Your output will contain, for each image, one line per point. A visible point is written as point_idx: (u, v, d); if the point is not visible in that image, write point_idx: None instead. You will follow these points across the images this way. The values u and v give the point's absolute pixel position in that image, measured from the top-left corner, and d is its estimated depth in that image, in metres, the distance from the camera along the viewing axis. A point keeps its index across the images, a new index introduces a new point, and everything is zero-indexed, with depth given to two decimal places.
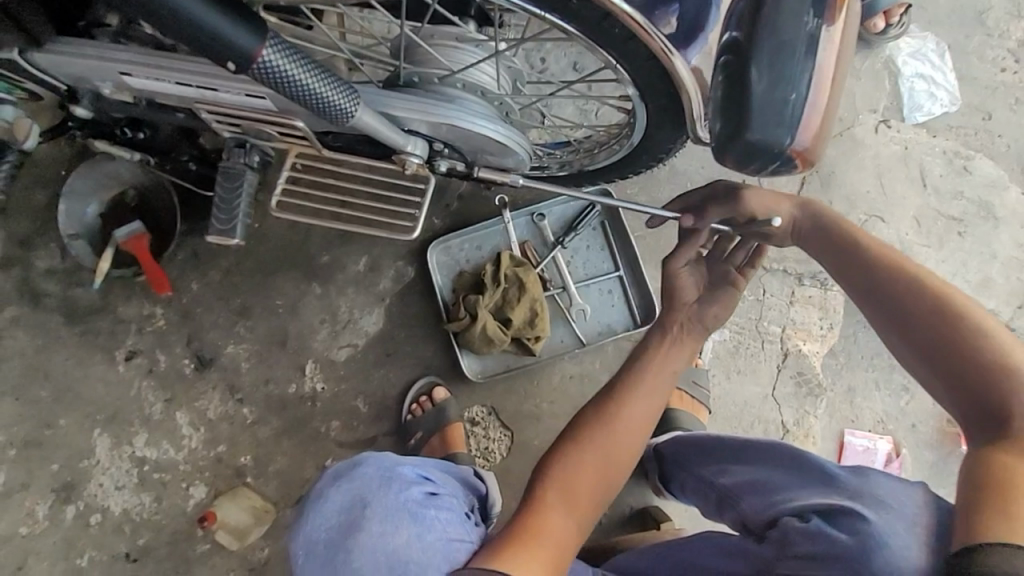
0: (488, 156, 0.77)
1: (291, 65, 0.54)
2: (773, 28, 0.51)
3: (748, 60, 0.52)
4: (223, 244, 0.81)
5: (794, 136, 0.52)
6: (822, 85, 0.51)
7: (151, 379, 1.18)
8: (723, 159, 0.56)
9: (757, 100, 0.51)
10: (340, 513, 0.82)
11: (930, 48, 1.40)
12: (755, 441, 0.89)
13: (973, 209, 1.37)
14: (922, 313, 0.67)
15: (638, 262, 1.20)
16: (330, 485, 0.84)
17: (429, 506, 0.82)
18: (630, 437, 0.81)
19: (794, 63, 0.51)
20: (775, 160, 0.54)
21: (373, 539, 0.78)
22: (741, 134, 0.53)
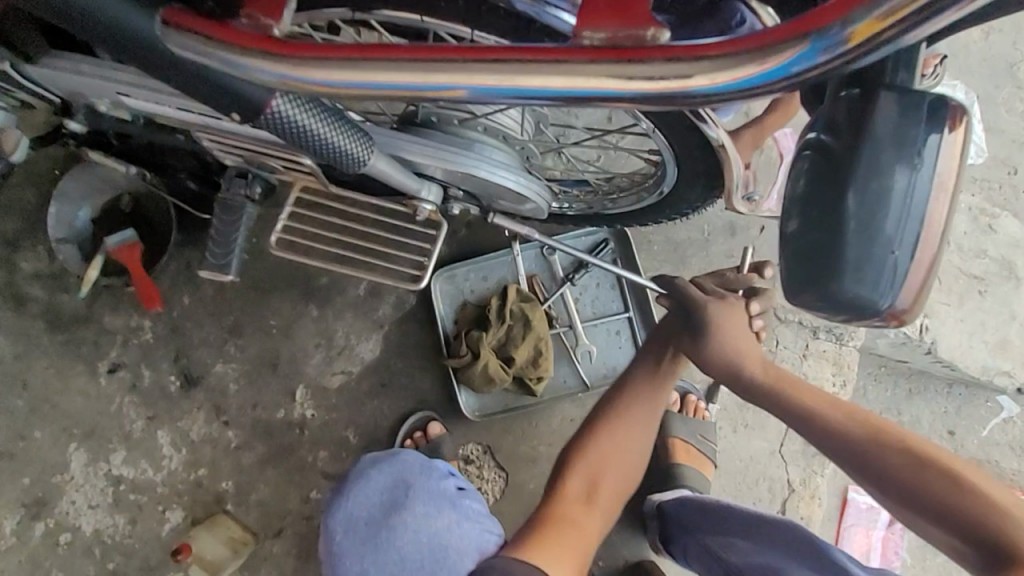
0: (504, 202, 0.73)
1: (304, 116, 0.48)
2: (879, 156, 0.36)
3: (844, 176, 0.36)
4: (217, 279, 0.77)
5: (892, 295, 0.36)
6: (929, 238, 0.36)
7: (133, 396, 1.13)
8: (789, 302, 0.40)
9: (850, 236, 0.36)
10: (382, 493, 0.89)
11: (959, 97, 1.37)
12: (768, 515, 0.84)
13: (995, 268, 1.33)
14: (898, 459, 0.73)
15: (648, 304, 1.16)
16: (371, 468, 0.91)
17: (465, 497, 0.91)
18: (635, 440, 0.93)
19: (900, 204, 0.35)
20: (864, 315, 0.38)
21: (415, 520, 0.86)
22: (830, 284, 0.36)
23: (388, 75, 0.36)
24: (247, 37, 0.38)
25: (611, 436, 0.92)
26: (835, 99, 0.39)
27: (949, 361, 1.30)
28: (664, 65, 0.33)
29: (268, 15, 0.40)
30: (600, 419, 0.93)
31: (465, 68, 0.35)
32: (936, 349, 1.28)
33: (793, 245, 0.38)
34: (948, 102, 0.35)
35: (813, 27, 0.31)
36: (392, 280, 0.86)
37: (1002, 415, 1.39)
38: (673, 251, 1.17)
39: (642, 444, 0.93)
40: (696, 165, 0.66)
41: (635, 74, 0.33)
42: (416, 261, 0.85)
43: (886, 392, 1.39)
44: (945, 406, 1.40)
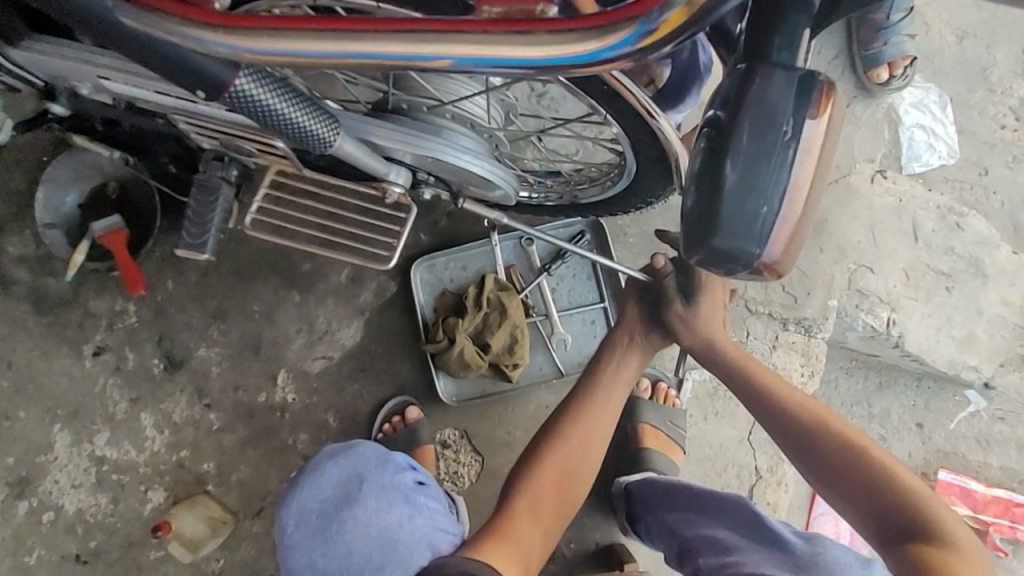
0: (472, 187, 0.76)
1: (268, 95, 0.53)
2: (758, 119, 0.40)
3: (725, 145, 0.41)
4: (192, 258, 0.80)
5: (764, 245, 0.41)
6: (798, 194, 0.40)
7: (117, 378, 1.15)
8: (689, 262, 0.44)
9: (728, 196, 0.40)
10: (336, 486, 0.92)
11: (932, 99, 1.40)
12: (712, 490, 0.88)
13: (962, 265, 1.36)
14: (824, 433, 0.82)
15: (623, 295, 1.19)
16: (328, 461, 0.93)
17: (420, 492, 0.94)
18: (591, 445, 0.95)
19: (772, 167, 0.40)
20: (737, 269, 0.43)
21: (366, 513, 0.89)
22: (706, 238, 0.41)
23: (375, 46, 0.40)
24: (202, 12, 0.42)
25: (568, 439, 0.94)
26: (727, 75, 0.43)
27: (917, 355, 1.34)
28: (551, 35, 0.39)
29: None
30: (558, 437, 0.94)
31: (435, 37, 0.39)
32: (904, 342, 1.32)
33: (690, 213, 0.42)
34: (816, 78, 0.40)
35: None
36: (364, 263, 0.88)
37: (969, 408, 1.43)
38: (648, 243, 1.20)
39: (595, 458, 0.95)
40: (653, 152, 0.69)
41: (525, 44, 0.39)
42: (388, 246, 0.88)
43: (857, 385, 1.43)
44: (914, 399, 1.43)
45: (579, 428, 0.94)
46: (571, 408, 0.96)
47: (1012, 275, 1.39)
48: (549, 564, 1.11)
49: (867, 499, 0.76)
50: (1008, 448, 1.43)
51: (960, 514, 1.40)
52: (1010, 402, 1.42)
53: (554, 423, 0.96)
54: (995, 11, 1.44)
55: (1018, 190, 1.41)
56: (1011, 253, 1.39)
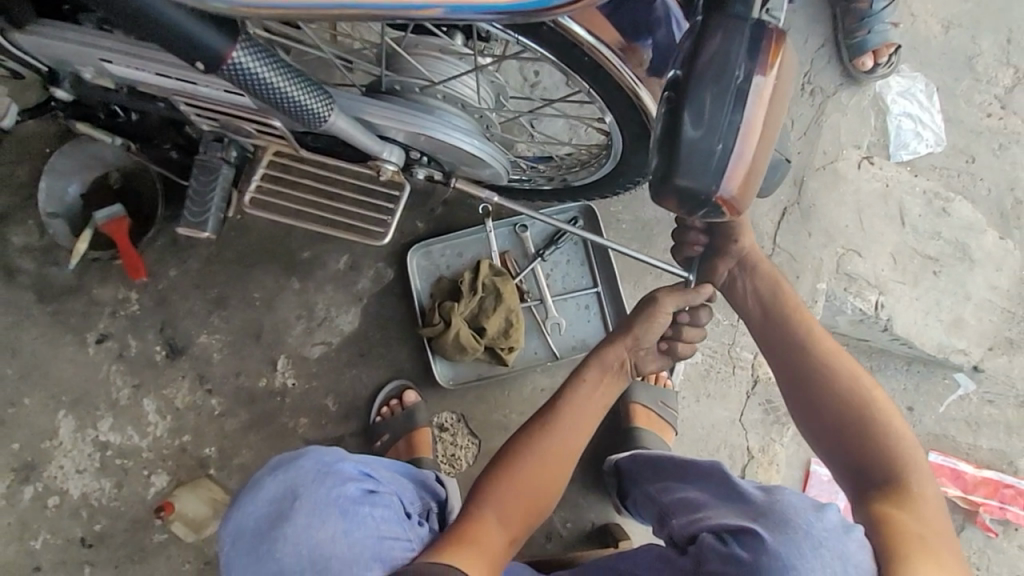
0: (464, 167, 0.78)
1: (261, 67, 0.55)
2: (713, 69, 0.45)
3: (683, 103, 0.45)
4: (193, 237, 0.82)
5: (720, 182, 0.46)
6: (750, 131, 0.45)
7: (120, 364, 1.18)
8: (660, 206, 0.49)
9: (688, 145, 0.45)
10: (270, 503, 0.79)
11: (918, 88, 1.43)
12: (694, 459, 0.88)
13: (949, 250, 1.39)
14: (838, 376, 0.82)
15: (616, 279, 1.21)
16: (267, 475, 0.81)
17: (365, 503, 0.81)
18: (570, 450, 0.88)
19: (724, 117, 0.45)
20: (700, 209, 0.48)
21: (297, 532, 0.76)
22: (671, 179, 0.46)
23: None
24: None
25: (550, 441, 0.87)
26: (687, 31, 0.48)
27: (906, 338, 1.36)
28: None
29: None
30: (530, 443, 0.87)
31: None
32: (893, 326, 1.34)
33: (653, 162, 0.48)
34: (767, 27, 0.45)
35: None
36: (359, 241, 0.89)
37: (959, 392, 1.46)
38: (640, 229, 1.23)
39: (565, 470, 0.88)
40: (637, 130, 0.72)
41: None
42: (383, 225, 0.90)
43: None
44: (904, 383, 1.45)
45: (559, 432, 0.88)
46: (560, 405, 0.90)
47: (998, 260, 1.42)
48: (546, 543, 1.13)
49: (847, 442, 0.79)
50: (997, 430, 1.45)
51: (951, 495, 1.42)
52: (999, 385, 1.45)
53: (536, 423, 0.90)
54: (980, 2, 1.47)
55: (1005, 177, 1.44)
56: (997, 238, 1.42)
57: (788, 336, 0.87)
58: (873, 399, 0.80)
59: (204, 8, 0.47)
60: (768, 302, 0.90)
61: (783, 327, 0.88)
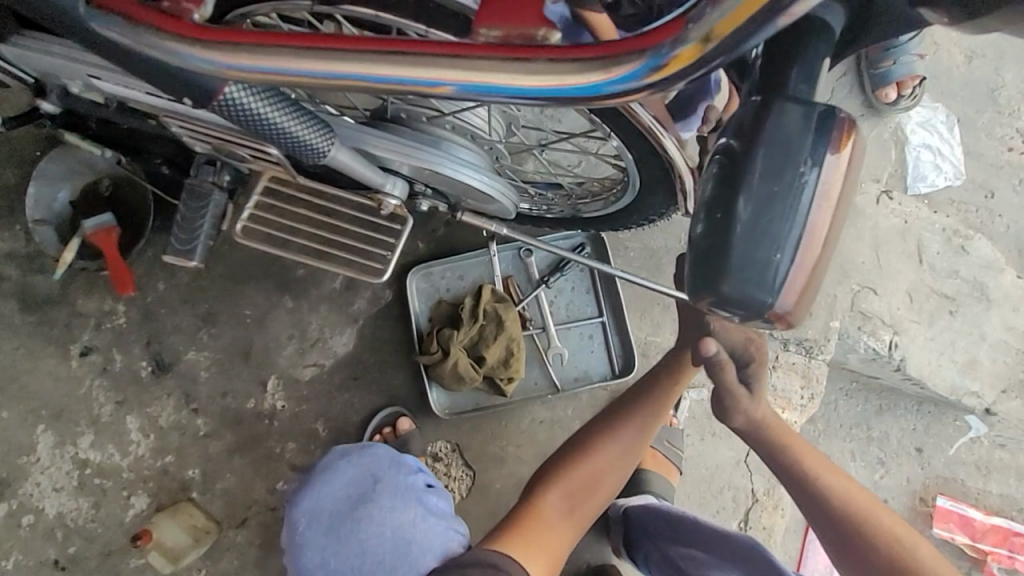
0: (470, 201, 0.74)
1: (256, 102, 0.50)
2: (777, 150, 0.38)
3: (737, 184, 0.39)
4: (182, 265, 0.79)
5: (776, 295, 0.38)
6: (814, 240, 0.38)
7: (103, 379, 1.13)
8: (695, 307, 0.41)
9: (738, 236, 0.38)
10: (349, 486, 0.91)
11: (939, 120, 1.39)
12: (727, 532, 0.85)
13: (966, 288, 1.35)
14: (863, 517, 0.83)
15: (622, 309, 1.17)
16: (341, 461, 0.92)
17: (431, 494, 0.92)
18: (636, 441, 0.97)
19: (784, 212, 0.38)
20: (747, 317, 0.40)
21: (379, 512, 0.88)
22: (715, 282, 0.39)
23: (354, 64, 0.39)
24: (180, 24, 0.41)
25: (619, 433, 0.96)
26: (742, 106, 0.42)
27: (918, 379, 1.32)
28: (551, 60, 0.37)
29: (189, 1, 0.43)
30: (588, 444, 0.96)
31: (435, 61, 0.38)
32: (905, 366, 1.29)
33: (698, 248, 0.40)
34: (838, 116, 0.38)
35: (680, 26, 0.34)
36: (356, 275, 0.85)
37: (970, 434, 1.41)
38: (649, 258, 1.18)
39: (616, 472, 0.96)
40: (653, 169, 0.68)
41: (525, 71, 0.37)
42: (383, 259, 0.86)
43: (856, 407, 1.41)
44: (914, 423, 1.41)
45: (627, 427, 0.96)
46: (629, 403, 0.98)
47: (1016, 300, 1.37)
48: None
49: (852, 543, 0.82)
50: (1007, 475, 1.41)
51: (957, 542, 1.38)
52: (1012, 429, 1.40)
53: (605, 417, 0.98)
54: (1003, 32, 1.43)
55: None
56: (1016, 278, 1.38)
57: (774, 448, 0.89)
58: (896, 534, 0.82)
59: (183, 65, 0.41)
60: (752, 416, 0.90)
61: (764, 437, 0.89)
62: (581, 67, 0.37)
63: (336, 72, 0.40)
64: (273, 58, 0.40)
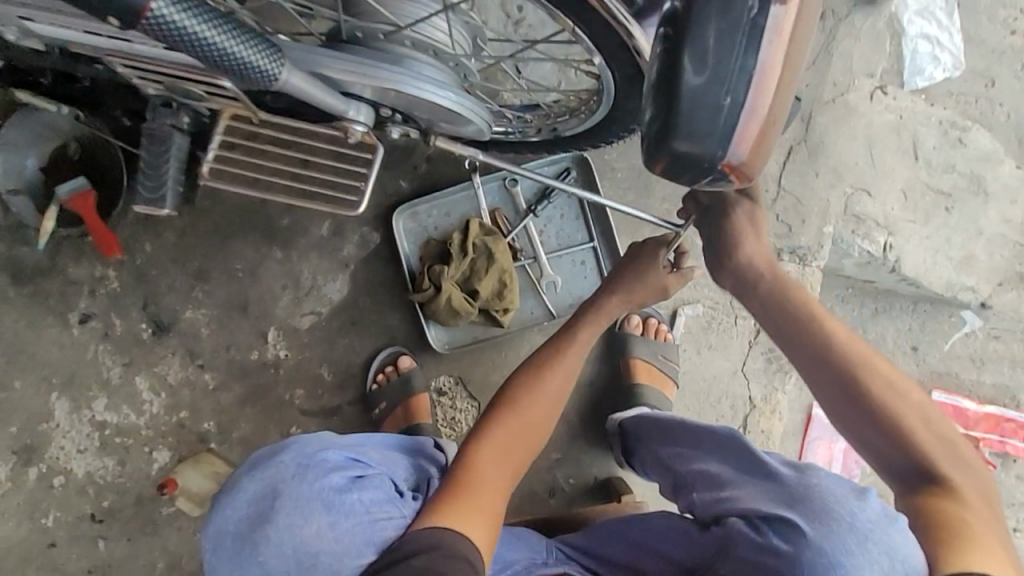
0: (443, 124, 0.72)
1: (195, 22, 0.48)
2: (711, 4, 0.46)
3: (680, 44, 0.46)
4: (154, 214, 0.77)
5: (727, 147, 0.47)
6: (766, 84, 0.46)
7: (107, 344, 1.15)
8: (655, 168, 0.50)
9: (689, 93, 0.46)
10: (249, 504, 0.74)
11: (938, 5, 1.30)
12: (710, 427, 0.87)
13: (963, 183, 1.32)
14: (854, 357, 0.73)
15: (613, 232, 1.16)
16: (245, 475, 0.76)
17: (351, 491, 0.75)
18: (569, 380, 0.90)
19: (734, 55, 0.45)
20: (706, 174, 0.49)
21: (279, 533, 0.71)
22: (669, 143, 0.47)
23: None
24: None
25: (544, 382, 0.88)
26: None
27: (913, 279, 1.32)
28: None
29: None
30: (525, 377, 0.89)
31: None
32: (901, 266, 1.29)
33: (649, 128, 0.49)
34: None
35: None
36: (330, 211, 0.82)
37: (964, 329, 1.45)
38: (637, 178, 1.16)
39: (561, 401, 0.89)
40: (625, 67, 0.65)
41: None
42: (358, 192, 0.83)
43: (853, 312, 1.43)
44: (910, 323, 1.44)
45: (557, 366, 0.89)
46: (555, 345, 0.92)
47: (1013, 192, 1.36)
48: (550, 500, 1.13)
49: (882, 429, 0.71)
50: (1001, 365, 1.45)
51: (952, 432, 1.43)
52: (1007, 321, 1.43)
53: (538, 359, 0.91)
54: None
55: None
56: (1013, 168, 1.35)
57: (800, 325, 0.77)
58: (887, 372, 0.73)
59: None
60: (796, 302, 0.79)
61: (786, 313, 0.78)
62: None
63: None
64: None
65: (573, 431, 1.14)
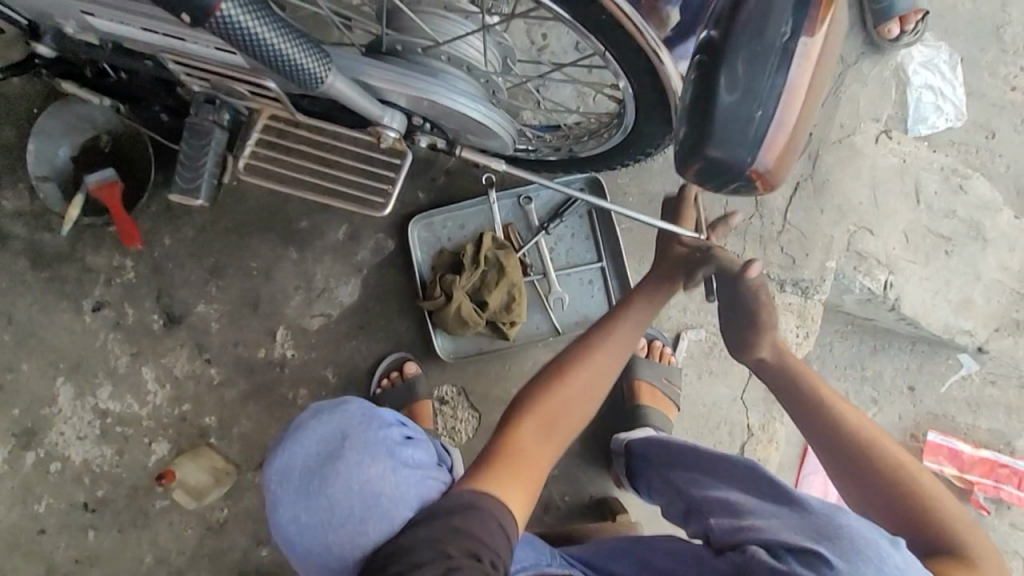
0: (470, 136, 0.75)
1: (255, 23, 0.51)
2: (747, 31, 0.49)
3: (720, 63, 0.50)
4: (187, 204, 0.81)
5: (755, 154, 0.50)
6: (793, 102, 0.49)
7: (117, 332, 1.17)
8: (686, 174, 0.53)
9: (723, 110, 0.49)
10: (318, 443, 0.81)
11: (942, 59, 1.36)
12: (728, 456, 0.87)
13: (963, 229, 1.36)
14: (872, 448, 0.83)
15: (621, 254, 1.18)
16: (311, 418, 0.83)
17: (408, 447, 0.83)
18: (613, 366, 0.92)
19: (764, 76, 0.49)
20: (734, 179, 0.52)
21: (348, 468, 0.78)
22: (703, 148, 0.50)
23: None
24: None
25: (579, 373, 0.90)
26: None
27: (912, 318, 1.35)
28: None
29: None
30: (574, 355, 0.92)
31: None
32: (900, 305, 1.32)
33: (683, 140, 0.52)
34: None
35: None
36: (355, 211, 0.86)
37: (961, 371, 1.47)
38: (648, 202, 1.19)
39: (603, 383, 0.92)
40: (648, 92, 0.69)
41: None
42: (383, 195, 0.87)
43: (851, 348, 1.45)
44: (907, 363, 1.46)
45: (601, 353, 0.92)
46: (597, 336, 0.94)
47: (1011, 240, 1.40)
48: (545, 515, 1.13)
49: (901, 502, 0.79)
50: (996, 410, 1.47)
51: (947, 474, 1.44)
52: (1003, 367, 1.46)
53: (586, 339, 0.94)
54: None
55: None
56: (1011, 217, 1.39)
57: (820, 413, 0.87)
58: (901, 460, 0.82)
59: None
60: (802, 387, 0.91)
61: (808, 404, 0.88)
62: None
63: None
64: None
65: (572, 447, 1.14)
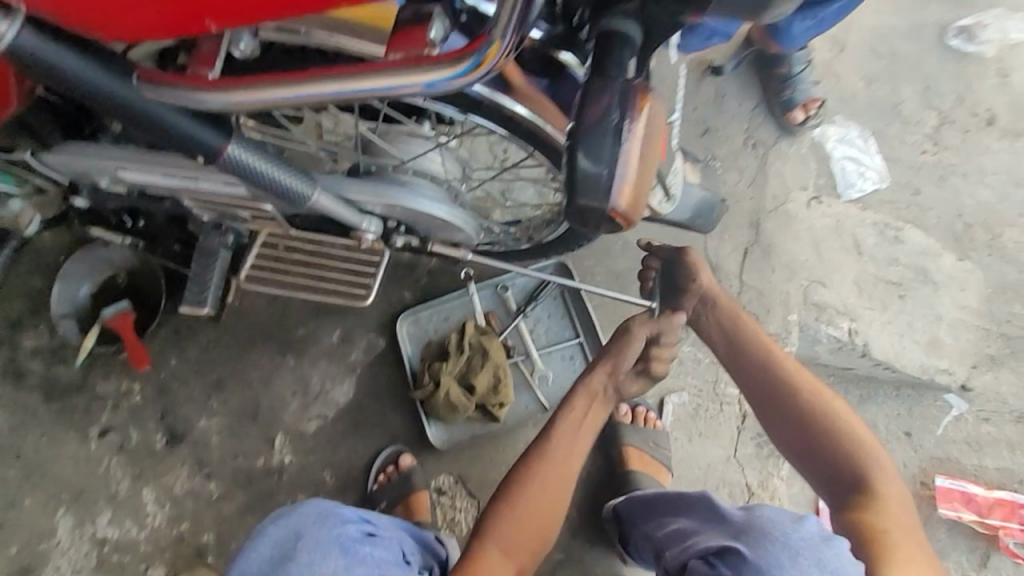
0: (439, 233, 0.88)
1: (252, 159, 0.64)
2: None
3: None
4: (195, 312, 0.92)
5: None
6: None
7: (121, 456, 1.20)
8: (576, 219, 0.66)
9: None
10: (273, 546, 0.81)
11: (854, 135, 1.54)
12: (679, 491, 0.92)
13: (910, 274, 1.47)
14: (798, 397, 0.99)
15: (597, 329, 1.27)
16: (268, 523, 0.84)
17: (364, 543, 0.83)
18: (568, 469, 1.00)
19: None
20: None
21: (299, 569, 0.78)
22: None
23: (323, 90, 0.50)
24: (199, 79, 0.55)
25: (545, 471, 0.99)
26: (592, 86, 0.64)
27: (886, 362, 1.41)
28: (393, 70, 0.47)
29: (204, 65, 0.56)
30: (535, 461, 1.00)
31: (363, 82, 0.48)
32: (869, 350, 1.40)
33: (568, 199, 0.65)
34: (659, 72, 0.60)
35: (488, 32, 0.44)
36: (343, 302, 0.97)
37: (952, 412, 1.48)
38: (614, 279, 1.32)
39: (563, 486, 0.99)
40: None
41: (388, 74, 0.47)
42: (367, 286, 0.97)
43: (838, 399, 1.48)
44: (897, 409, 1.49)
45: (554, 459, 1.00)
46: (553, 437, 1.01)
47: (959, 281, 1.50)
48: None
49: (820, 446, 0.96)
50: (998, 448, 1.47)
51: (965, 520, 1.41)
52: (990, 402, 1.49)
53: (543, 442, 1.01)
54: (892, 58, 1.59)
55: (950, 205, 1.54)
56: (953, 260, 1.51)
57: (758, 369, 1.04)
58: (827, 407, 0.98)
59: (201, 106, 0.55)
60: (732, 336, 1.07)
61: (748, 360, 1.05)
62: (414, 68, 0.46)
63: (325, 93, 0.50)
64: (282, 89, 0.51)
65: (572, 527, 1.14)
